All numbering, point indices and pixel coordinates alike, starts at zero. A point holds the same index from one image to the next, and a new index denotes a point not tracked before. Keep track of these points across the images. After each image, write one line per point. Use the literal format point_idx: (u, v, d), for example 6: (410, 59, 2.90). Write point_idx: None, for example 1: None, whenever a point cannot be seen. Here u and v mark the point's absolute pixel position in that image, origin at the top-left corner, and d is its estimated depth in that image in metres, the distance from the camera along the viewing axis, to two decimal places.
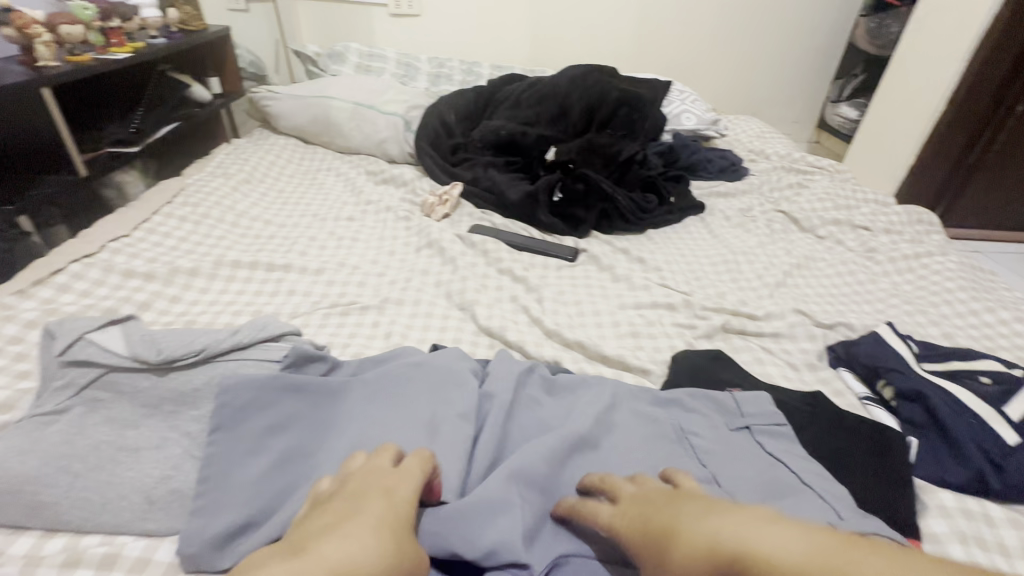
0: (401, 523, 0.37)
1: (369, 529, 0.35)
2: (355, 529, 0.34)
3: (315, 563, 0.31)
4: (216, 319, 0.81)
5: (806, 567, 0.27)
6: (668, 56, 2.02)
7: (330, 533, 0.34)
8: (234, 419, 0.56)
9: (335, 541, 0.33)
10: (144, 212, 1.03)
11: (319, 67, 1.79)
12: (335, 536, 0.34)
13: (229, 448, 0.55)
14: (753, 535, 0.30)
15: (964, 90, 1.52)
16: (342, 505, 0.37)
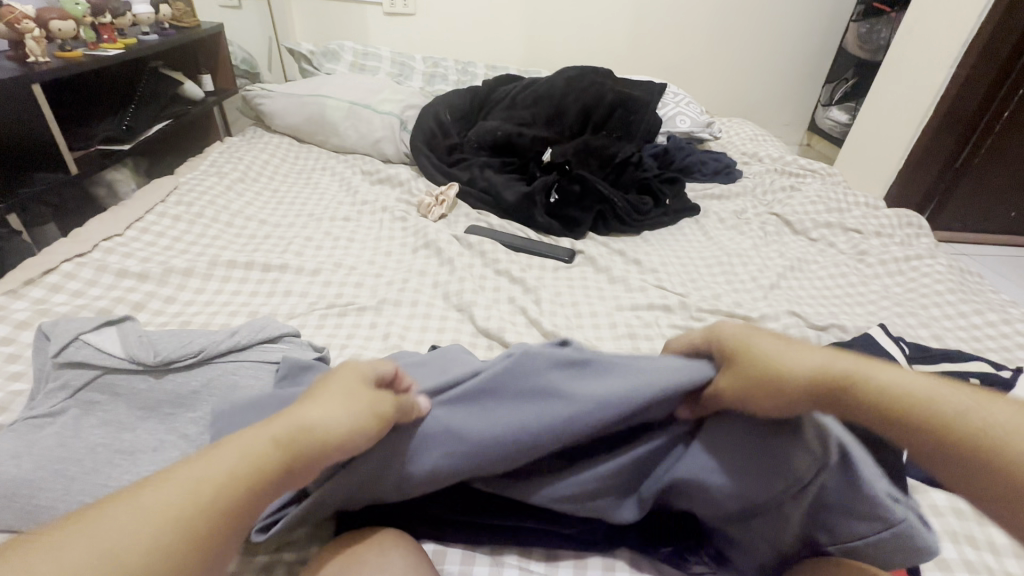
0: (368, 384, 0.45)
1: (338, 400, 0.43)
2: (326, 400, 0.43)
3: (298, 422, 0.40)
4: (212, 319, 0.81)
5: (822, 368, 0.41)
6: (662, 58, 2.03)
7: (307, 403, 0.42)
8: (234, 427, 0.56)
9: (313, 406, 0.42)
10: (137, 211, 1.02)
11: (313, 65, 1.77)
12: (313, 403, 0.42)
13: None
14: (787, 351, 0.43)
15: (952, 96, 1.54)
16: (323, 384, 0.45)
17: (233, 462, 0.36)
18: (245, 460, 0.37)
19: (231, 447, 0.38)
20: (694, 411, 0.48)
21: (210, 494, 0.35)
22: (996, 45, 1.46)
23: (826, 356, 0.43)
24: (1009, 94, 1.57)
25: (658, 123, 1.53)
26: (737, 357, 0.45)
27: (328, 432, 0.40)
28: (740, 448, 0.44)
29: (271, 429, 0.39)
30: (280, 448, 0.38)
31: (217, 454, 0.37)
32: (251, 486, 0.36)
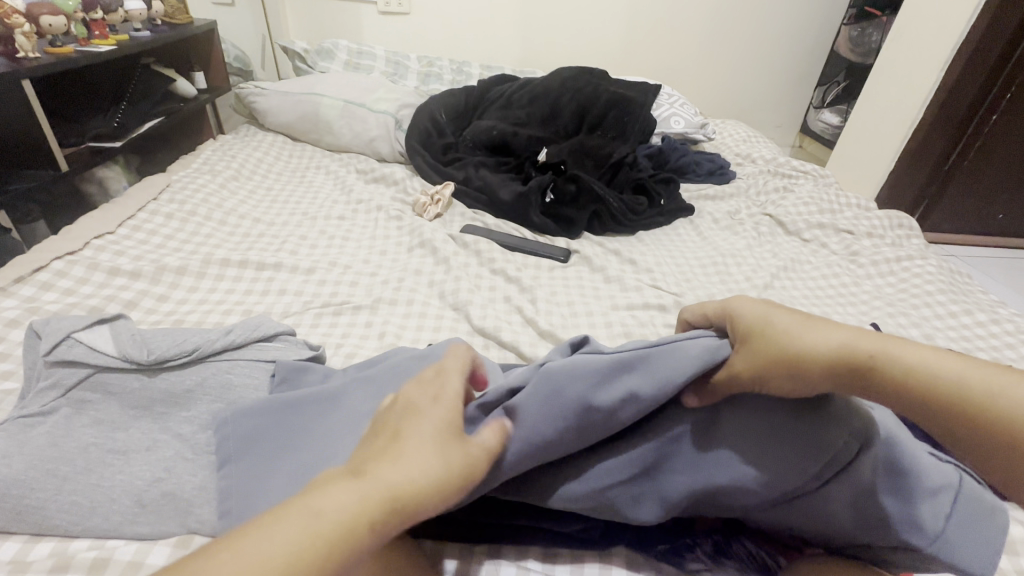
0: (450, 431, 0.39)
1: (432, 454, 0.37)
2: (418, 449, 0.37)
3: (378, 485, 0.35)
4: (206, 318, 0.80)
5: (844, 348, 0.42)
6: (656, 59, 2.04)
7: (396, 450, 0.37)
8: (241, 447, 0.54)
9: (393, 463, 0.36)
10: (129, 209, 1.01)
11: (307, 64, 1.76)
12: (392, 456, 0.37)
13: (241, 476, 0.52)
14: (813, 335, 0.43)
15: (942, 98, 1.57)
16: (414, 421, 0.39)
17: (321, 529, 0.32)
18: (321, 533, 0.32)
19: (319, 505, 0.33)
20: (701, 399, 0.46)
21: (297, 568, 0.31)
22: (984, 50, 1.49)
23: (845, 335, 0.43)
24: (996, 99, 1.59)
25: (652, 124, 1.53)
26: (753, 337, 0.45)
27: (420, 493, 0.35)
28: (764, 435, 0.44)
29: (362, 488, 0.34)
30: (374, 513, 0.33)
31: (306, 514, 0.33)
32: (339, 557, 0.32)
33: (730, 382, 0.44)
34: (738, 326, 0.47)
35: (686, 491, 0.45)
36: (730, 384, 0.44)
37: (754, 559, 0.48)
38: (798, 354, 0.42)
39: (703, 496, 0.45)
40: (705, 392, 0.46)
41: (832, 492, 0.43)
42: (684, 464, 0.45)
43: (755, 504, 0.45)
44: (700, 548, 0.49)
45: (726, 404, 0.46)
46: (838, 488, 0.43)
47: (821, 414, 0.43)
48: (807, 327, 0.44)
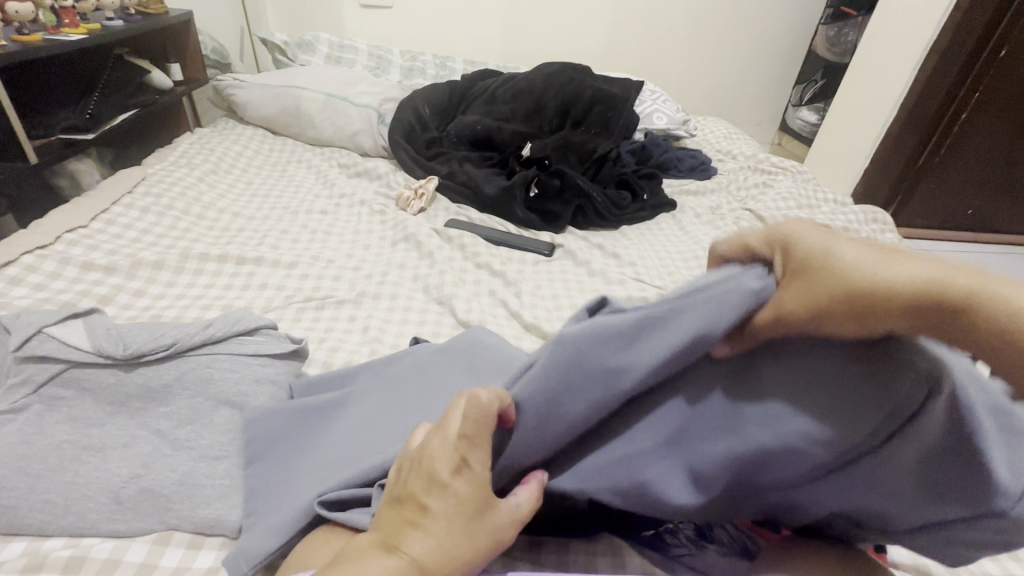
0: (482, 500, 0.36)
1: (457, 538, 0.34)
2: (438, 530, 0.34)
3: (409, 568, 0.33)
4: (184, 313, 0.78)
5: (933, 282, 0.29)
6: (639, 56, 2.06)
7: (412, 529, 0.35)
8: (264, 449, 0.54)
9: (421, 542, 0.34)
10: (102, 202, 0.99)
11: (288, 57, 1.73)
12: (418, 534, 0.34)
13: (267, 473, 0.53)
14: (884, 267, 0.30)
15: (915, 97, 1.61)
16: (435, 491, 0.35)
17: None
18: None
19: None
20: (735, 346, 0.36)
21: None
22: (954, 50, 1.53)
23: (932, 266, 0.30)
24: (965, 98, 1.64)
25: (635, 120, 1.55)
26: (805, 273, 0.32)
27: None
28: (816, 385, 0.33)
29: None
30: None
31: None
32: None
33: (772, 326, 0.34)
34: (786, 255, 0.34)
35: (721, 458, 0.34)
36: (771, 331, 0.34)
37: (734, 543, 0.49)
38: (875, 289, 0.30)
39: (744, 466, 0.34)
40: (741, 339, 0.36)
41: (908, 452, 0.32)
42: (715, 429, 0.36)
43: (818, 476, 0.34)
44: (681, 533, 0.50)
45: (766, 353, 0.36)
46: (905, 448, 0.31)
47: (899, 364, 0.31)
48: (878, 262, 0.30)
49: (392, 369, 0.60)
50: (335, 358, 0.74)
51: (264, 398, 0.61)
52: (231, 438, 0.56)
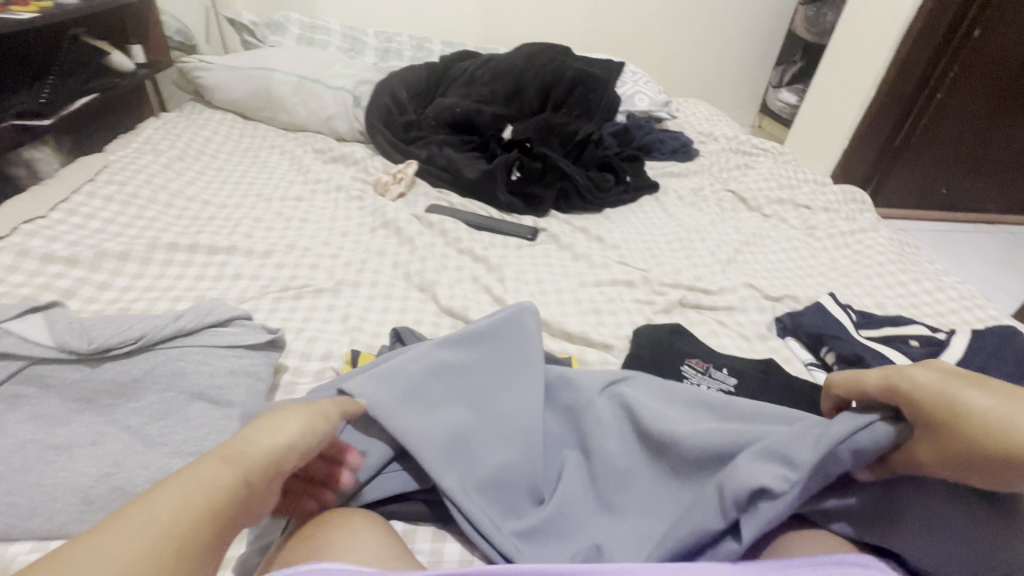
0: (316, 410, 0.45)
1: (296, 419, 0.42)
2: (285, 421, 0.42)
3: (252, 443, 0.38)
4: (154, 305, 0.75)
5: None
6: (620, 37, 2.03)
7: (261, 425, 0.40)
8: None
9: (267, 428, 0.40)
10: (62, 191, 0.93)
11: (257, 38, 1.66)
12: (267, 426, 0.41)
13: None
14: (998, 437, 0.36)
15: (892, 77, 1.63)
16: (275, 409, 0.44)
17: (218, 488, 0.35)
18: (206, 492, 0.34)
19: (206, 465, 0.36)
20: (875, 473, 0.44)
21: (206, 526, 0.33)
22: (929, 29, 1.54)
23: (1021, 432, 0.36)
24: (941, 76, 1.65)
25: (617, 102, 1.53)
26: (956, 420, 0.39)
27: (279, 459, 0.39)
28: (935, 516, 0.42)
29: (228, 451, 0.37)
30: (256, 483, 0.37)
31: (191, 476, 0.35)
32: (228, 511, 0.35)
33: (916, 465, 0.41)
34: (913, 407, 0.42)
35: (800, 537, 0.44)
36: (911, 469, 0.41)
37: None
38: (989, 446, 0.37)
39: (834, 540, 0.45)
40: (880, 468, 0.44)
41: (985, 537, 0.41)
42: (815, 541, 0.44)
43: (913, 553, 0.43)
44: None
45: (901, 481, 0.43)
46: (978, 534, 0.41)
47: (1008, 521, 0.41)
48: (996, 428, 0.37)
49: (385, 369, 0.57)
50: (315, 347, 0.72)
51: (240, 390, 0.58)
52: (207, 432, 0.54)
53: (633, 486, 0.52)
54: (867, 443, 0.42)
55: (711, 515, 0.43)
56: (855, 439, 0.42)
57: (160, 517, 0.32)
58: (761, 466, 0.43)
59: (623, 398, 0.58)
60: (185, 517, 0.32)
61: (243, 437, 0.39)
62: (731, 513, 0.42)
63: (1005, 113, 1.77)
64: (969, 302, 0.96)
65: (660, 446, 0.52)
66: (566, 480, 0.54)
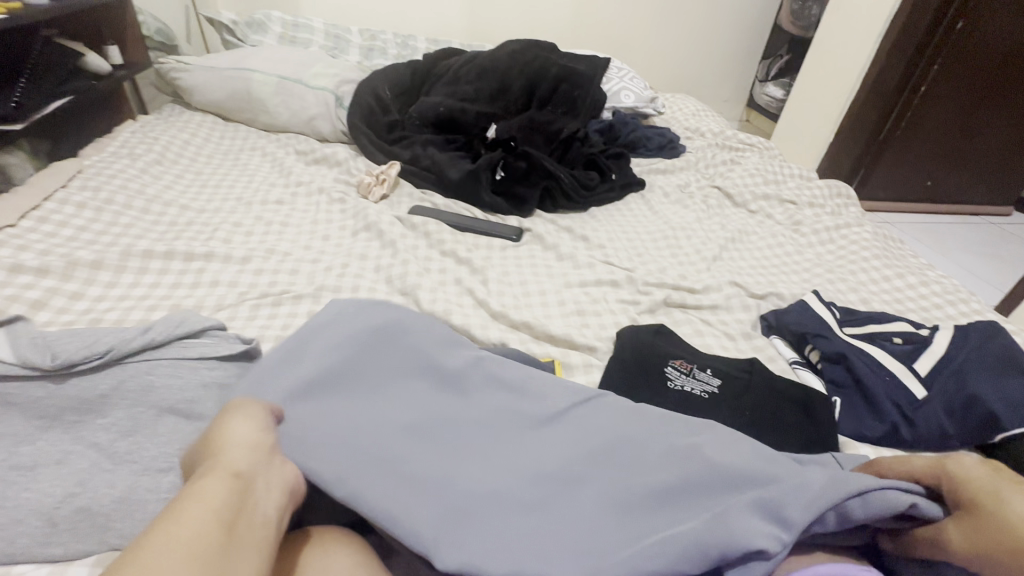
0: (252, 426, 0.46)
1: (274, 477, 0.43)
2: (237, 447, 0.43)
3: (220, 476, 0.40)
4: (127, 316, 0.73)
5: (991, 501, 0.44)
6: (608, 32, 2.01)
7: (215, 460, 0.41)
8: None
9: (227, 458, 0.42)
10: (33, 198, 0.91)
11: (237, 37, 1.63)
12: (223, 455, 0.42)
13: None
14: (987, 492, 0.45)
15: (877, 71, 1.63)
16: (212, 448, 0.43)
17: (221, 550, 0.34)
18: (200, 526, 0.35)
19: (192, 528, 0.35)
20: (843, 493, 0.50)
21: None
22: (913, 23, 1.54)
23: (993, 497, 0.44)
24: (925, 70, 1.65)
25: (603, 99, 1.52)
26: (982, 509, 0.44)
27: (271, 518, 0.40)
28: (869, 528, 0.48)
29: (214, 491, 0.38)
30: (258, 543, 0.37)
31: (180, 537, 0.34)
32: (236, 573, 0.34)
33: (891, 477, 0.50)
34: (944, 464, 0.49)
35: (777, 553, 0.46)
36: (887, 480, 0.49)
37: None
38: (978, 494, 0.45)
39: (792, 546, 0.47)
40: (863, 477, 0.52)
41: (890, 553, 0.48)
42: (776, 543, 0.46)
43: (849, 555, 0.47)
44: None
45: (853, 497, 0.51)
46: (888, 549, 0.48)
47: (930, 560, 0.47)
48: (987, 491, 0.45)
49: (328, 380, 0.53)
50: None
51: (212, 404, 0.56)
52: (177, 447, 0.53)
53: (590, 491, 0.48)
54: (857, 512, 0.45)
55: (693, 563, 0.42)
56: (880, 497, 0.45)
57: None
58: (757, 524, 0.43)
59: (599, 415, 0.55)
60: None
61: (220, 489, 0.38)
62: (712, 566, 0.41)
63: (987, 106, 1.78)
64: (953, 296, 0.97)
65: (645, 471, 0.49)
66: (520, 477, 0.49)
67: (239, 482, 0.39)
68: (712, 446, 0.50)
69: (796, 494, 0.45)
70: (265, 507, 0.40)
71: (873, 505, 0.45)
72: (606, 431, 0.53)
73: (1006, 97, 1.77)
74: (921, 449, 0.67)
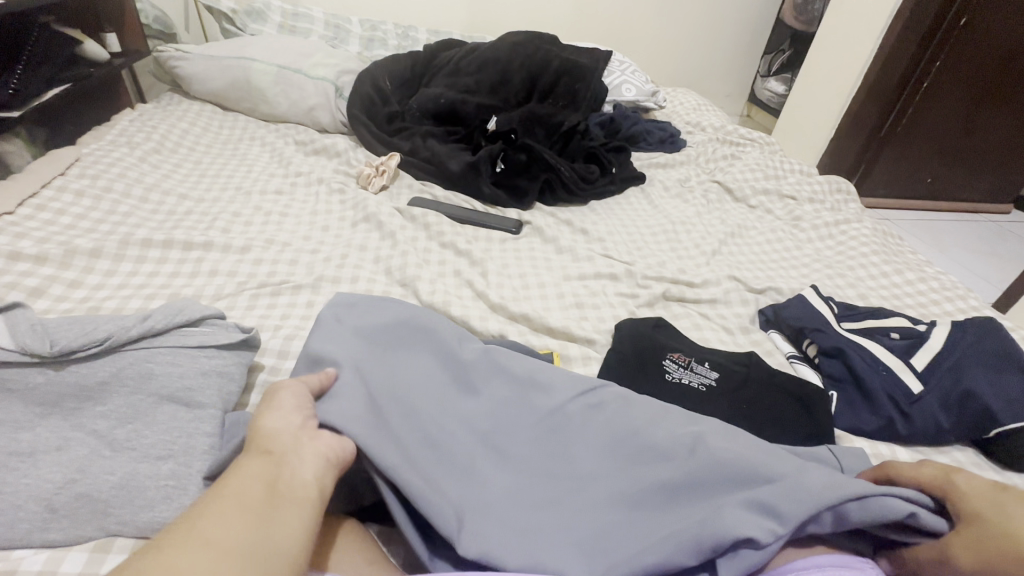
0: (298, 389, 0.48)
1: (312, 449, 0.43)
2: (280, 408, 0.46)
3: (257, 442, 0.42)
4: (126, 304, 0.73)
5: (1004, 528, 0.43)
6: (609, 24, 2.00)
7: (263, 417, 0.44)
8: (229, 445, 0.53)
9: (269, 418, 0.44)
10: (30, 186, 0.90)
11: (236, 26, 1.62)
12: (267, 416, 0.45)
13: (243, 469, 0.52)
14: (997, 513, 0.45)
15: (879, 67, 1.62)
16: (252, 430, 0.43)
17: (267, 526, 0.35)
18: (240, 488, 0.37)
19: (238, 507, 0.36)
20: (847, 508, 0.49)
21: (267, 563, 0.34)
22: (916, 19, 1.53)
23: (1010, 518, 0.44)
24: (927, 67, 1.64)
25: (604, 92, 1.52)
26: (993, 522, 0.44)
27: (311, 488, 0.40)
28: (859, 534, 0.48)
29: (247, 460, 0.40)
30: (301, 514, 0.38)
31: (228, 516, 0.35)
32: (280, 534, 0.36)
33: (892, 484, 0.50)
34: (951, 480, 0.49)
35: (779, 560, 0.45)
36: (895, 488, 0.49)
37: None
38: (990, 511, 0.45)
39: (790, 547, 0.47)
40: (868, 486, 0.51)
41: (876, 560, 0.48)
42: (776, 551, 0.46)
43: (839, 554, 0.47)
44: None
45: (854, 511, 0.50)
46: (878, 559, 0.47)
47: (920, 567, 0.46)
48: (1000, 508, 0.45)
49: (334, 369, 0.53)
50: (291, 344, 0.70)
51: (211, 392, 0.57)
52: (176, 435, 0.53)
53: (599, 484, 0.49)
54: (855, 515, 0.44)
55: (684, 552, 0.42)
56: (877, 504, 0.44)
57: (214, 565, 0.32)
58: (751, 516, 0.43)
59: (601, 408, 0.55)
60: (248, 559, 0.33)
61: (261, 467, 0.39)
62: (707, 556, 0.42)
63: (989, 103, 1.78)
64: (951, 293, 0.97)
65: (652, 463, 0.50)
66: (531, 472, 0.50)
67: (277, 464, 0.40)
68: (712, 438, 0.51)
69: (791, 492, 0.45)
70: (301, 477, 0.40)
71: (870, 508, 0.44)
72: (609, 424, 0.54)
73: (1009, 94, 1.77)
74: (916, 443, 0.68)
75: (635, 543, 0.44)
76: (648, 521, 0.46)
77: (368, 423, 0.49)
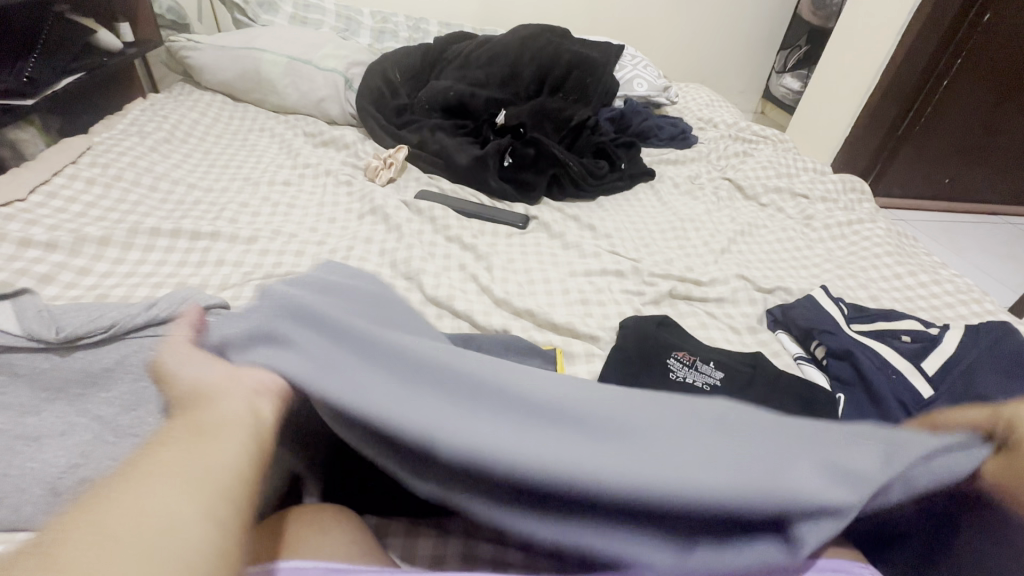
0: (181, 342, 0.48)
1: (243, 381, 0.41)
2: (176, 367, 0.44)
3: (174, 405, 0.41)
4: (133, 292, 0.74)
5: None
6: (623, 18, 1.98)
7: (166, 385, 0.44)
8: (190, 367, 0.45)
9: (180, 377, 0.43)
10: (42, 173, 0.91)
11: (248, 16, 1.62)
12: (171, 380, 0.44)
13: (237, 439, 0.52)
14: None
15: (898, 64, 1.59)
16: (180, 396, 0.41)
17: (213, 458, 0.35)
18: (164, 437, 0.37)
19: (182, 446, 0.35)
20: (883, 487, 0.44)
21: (211, 483, 0.33)
22: (938, 15, 1.49)
23: None
24: (948, 64, 1.61)
25: (615, 87, 1.50)
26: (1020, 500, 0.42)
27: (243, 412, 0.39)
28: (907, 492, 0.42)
29: (169, 423, 0.39)
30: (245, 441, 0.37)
31: (172, 446, 0.35)
32: (228, 453, 0.35)
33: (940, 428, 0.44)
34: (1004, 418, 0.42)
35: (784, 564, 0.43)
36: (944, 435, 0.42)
37: None
38: None
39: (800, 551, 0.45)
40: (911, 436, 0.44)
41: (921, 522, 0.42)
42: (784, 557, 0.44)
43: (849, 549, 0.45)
44: None
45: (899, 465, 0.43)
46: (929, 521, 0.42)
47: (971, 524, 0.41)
48: None
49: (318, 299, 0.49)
50: None
51: None
52: None
53: (624, 408, 0.43)
54: (923, 478, 0.39)
55: (766, 492, 0.36)
56: (930, 465, 0.40)
57: (164, 489, 0.32)
58: (820, 474, 0.38)
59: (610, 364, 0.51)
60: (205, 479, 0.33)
61: (184, 419, 0.38)
62: (778, 504, 0.35)
63: (1011, 102, 1.73)
64: (965, 296, 0.95)
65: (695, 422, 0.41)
66: (552, 390, 0.44)
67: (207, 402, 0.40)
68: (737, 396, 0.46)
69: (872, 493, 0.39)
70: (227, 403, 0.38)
71: (934, 466, 0.40)
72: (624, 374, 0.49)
73: None
74: None
75: (691, 462, 0.37)
76: (696, 442, 0.39)
77: (352, 377, 0.40)
